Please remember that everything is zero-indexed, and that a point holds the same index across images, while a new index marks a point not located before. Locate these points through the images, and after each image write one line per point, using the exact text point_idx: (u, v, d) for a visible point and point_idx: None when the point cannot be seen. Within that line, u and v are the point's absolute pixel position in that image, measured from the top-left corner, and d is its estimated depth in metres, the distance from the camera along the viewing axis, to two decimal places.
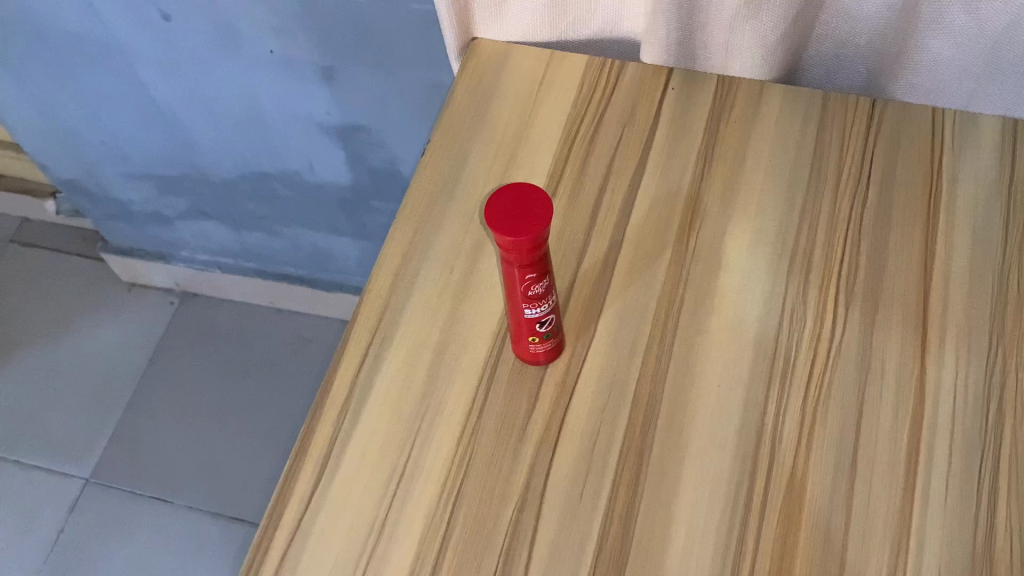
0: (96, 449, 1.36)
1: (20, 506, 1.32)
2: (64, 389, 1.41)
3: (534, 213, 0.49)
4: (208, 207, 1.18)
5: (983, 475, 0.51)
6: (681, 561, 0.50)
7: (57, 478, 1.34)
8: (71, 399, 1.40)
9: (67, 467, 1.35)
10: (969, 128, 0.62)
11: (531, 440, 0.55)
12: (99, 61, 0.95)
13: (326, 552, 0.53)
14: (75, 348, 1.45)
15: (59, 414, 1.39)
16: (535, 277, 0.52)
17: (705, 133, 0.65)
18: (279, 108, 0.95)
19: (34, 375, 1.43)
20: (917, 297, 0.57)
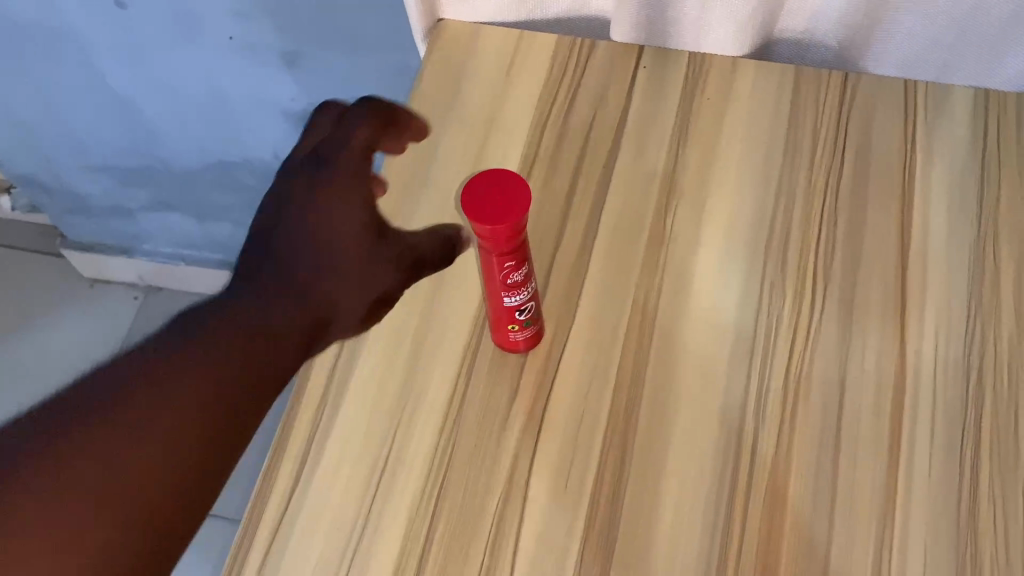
0: None
1: None
2: (30, 390, 1.38)
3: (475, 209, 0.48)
4: (171, 198, 1.15)
5: (966, 447, 0.51)
6: (670, 547, 0.50)
7: None
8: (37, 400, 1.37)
9: None
10: (941, 99, 0.62)
11: (514, 429, 0.55)
12: (52, 52, 0.92)
13: (309, 550, 0.52)
14: (39, 348, 1.42)
15: None
16: (514, 264, 0.51)
17: (678, 112, 0.64)
18: (241, 95, 0.93)
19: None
20: (896, 271, 0.57)
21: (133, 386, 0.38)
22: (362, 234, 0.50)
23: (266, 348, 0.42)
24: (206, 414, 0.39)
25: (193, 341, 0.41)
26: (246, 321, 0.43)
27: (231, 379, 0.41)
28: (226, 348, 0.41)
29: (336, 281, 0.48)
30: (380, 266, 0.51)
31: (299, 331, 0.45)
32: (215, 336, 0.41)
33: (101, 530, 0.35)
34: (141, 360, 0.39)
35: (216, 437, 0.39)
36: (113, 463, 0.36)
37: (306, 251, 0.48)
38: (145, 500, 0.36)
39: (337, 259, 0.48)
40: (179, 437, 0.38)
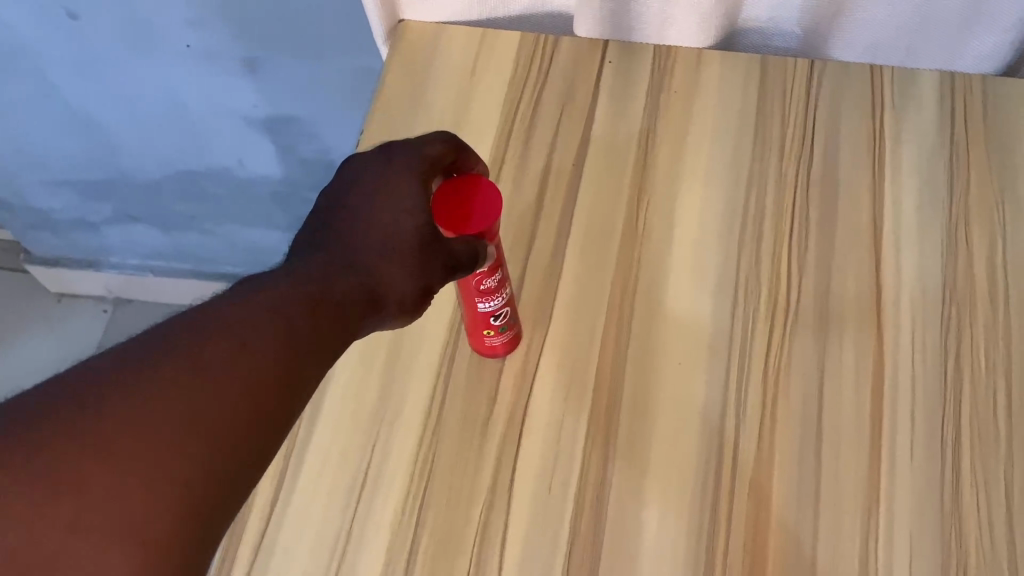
0: None
1: None
2: None
3: (444, 196, 0.47)
4: (135, 209, 1.13)
5: (947, 432, 0.51)
6: (656, 546, 0.50)
7: None
8: None
9: None
10: (908, 83, 0.62)
11: (495, 434, 0.54)
12: (5, 65, 0.89)
13: (293, 567, 0.51)
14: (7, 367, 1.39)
15: None
16: (485, 271, 0.50)
17: (646, 106, 0.64)
18: (202, 103, 0.91)
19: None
20: (870, 258, 0.57)
21: (180, 359, 0.34)
22: (414, 231, 0.45)
23: (323, 320, 0.40)
24: (251, 395, 0.35)
25: (247, 310, 0.37)
26: (306, 290, 0.40)
27: (276, 358, 0.37)
28: (281, 320, 0.38)
29: (390, 272, 0.44)
30: (425, 270, 0.45)
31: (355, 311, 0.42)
32: (267, 310, 0.38)
33: (138, 519, 0.31)
34: (189, 327, 0.36)
35: (264, 421, 0.35)
36: (150, 450, 0.32)
37: (365, 237, 0.44)
38: (187, 483, 0.32)
39: (393, 254, 0.45)
40: (222, 416, 0.34)
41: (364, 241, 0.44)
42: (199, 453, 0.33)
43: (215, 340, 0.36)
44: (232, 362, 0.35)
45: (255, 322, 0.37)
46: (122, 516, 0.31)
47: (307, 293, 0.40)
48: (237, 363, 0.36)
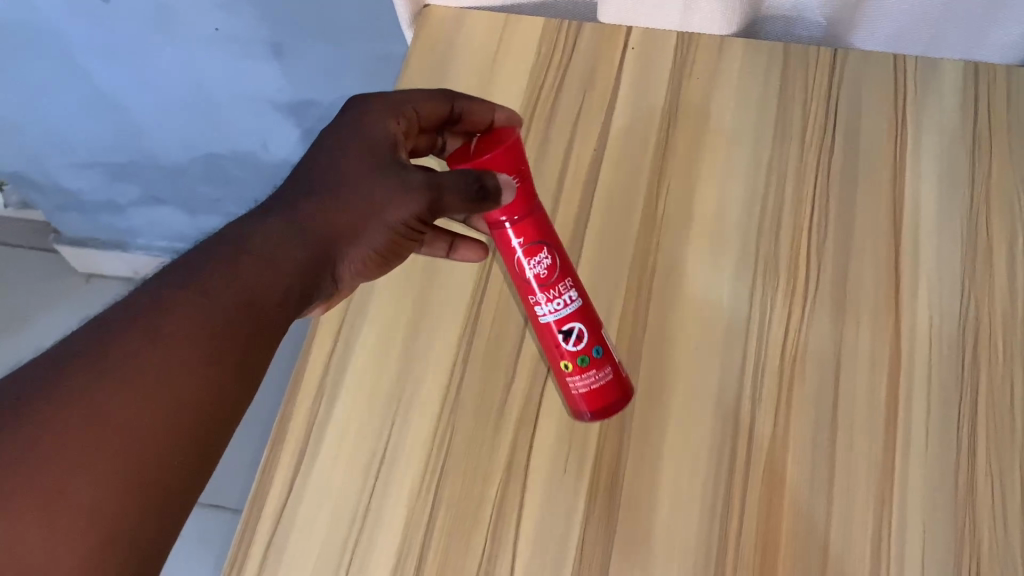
0: None
1: None
2: None
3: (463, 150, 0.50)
4: (161, 191, 1.15)
5: (963, 422, 0.51)
6: (668, 528, 0.50)
7: None
8: None
9: None
10: (931, 71, 0.62)
11: (511, 415, 0.55)
12: (36, 50, 0.90)
13: (311, 542, 0.53)
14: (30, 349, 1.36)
15: None
16: (524, 244, 0.50)
17: (668, 93, 0.64)
18: (228, 88, 0.92)
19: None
20: (889, 247, 0.57)
21: (142, 331, 0.39)
22: (385, 181, 0.48)
23: (271, 275, 0.44)
24: (211, 362, 0.40)
25: (203, 277, 0.42)
26: (259, 249, 0.44)
27: (234, 327, 0.42)
28: (233, 283, 0.42)
29: (358, 222, 0.47)
30: (387, 212, 0.48)
31: (314, 264, 0.46)
32: (222, 275, 0.42)
33: (110, 462, 0.36)
34: (151, 299, 0.41)
35: (223, 382, 0.40)
36: (121, 408, 0.37)
37: (336, 190, 0.48)
38: (149, 438, 0.37)
39: (357, 204, 0.47)
40: (183, 381, 0.39)
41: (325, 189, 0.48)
42: (163, 410, 0.38)
43: (177, 312, 0.40)
44: (191, 332, 0.40)
45: (213, 293, 0.42)
46: (93, 462, 0.35)
47: (258, 251, 0.44)
48: (198, 335, 0.40)
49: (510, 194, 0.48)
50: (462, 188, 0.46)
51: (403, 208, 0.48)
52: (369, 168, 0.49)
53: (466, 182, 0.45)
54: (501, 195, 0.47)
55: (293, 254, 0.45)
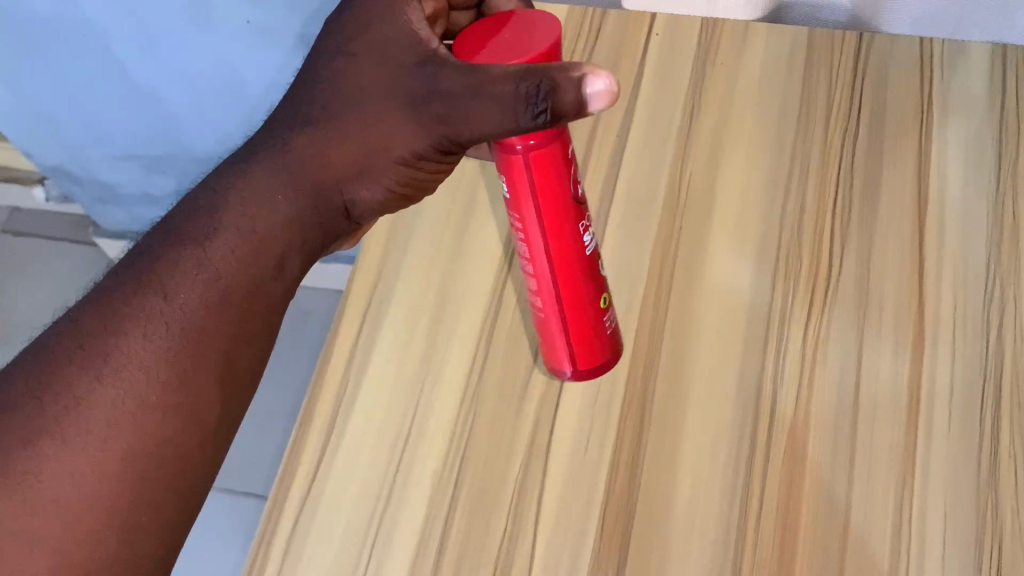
0: None
1: None
2: None
3: (478, 29, 0.43)
4: (197, 183, 1.14)
5: (986, 404, 0.51)
6: (688, 508, 0.51)
7: None
8: None
9: None
10: (956, 55, 0.61)
11: (533, 397, 0.56)
12: (74, 45, 0.91)
13: (337, 519, 0.54)
14: None
15: None
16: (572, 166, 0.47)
17: (692, 77, 0.64)
18: (259, 80, 0.93)
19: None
20: (913, 230, 0.56)
21: (83, 380, 0.42)
22: (386, 119, 0.46)
23: (256, 247, 0.47)
24: (163, 402, 0.43)
25: (171, 276, 0.45)
26: (239, 226, 0.47)
27: (189, 361, 0.44)
28: (198, 283, 0.45)
29: (362, 161, 0.48)
30: (395, 149, 0.47)
31: (316, 209, 0.50)
32: (192, 275, 0.45)
33: (60, 524, 0.39)
34: (98, 332, 0.43)
35: (179, 420, 0.43)
36: (70, 461, 0.40)
37: (329, 134, 0.48)
38: (98, 491, 0.40)
39: (363, 134, 0.47)
40: (129, 431, 0.41)
41: (323, 130, 0.48)
42: (113, 457, 0.41)
43: (124, 355, 0.43)
44: (136, 375, 0.43)
45: (163, 326, 0.44)
46: (44, 523, 0.39)
47: (238, 225, 0.47)
48: (145, 381, 0.43)
49: (603, 102, 0.38)
50: (511, 110, 0.39)
51: (412, 141, 0.46)
52: (376, 97, 0.46)
53: (513, 105, 0.39)
54: (585, 105, 0.38)
55: (288, 217, 0.49)
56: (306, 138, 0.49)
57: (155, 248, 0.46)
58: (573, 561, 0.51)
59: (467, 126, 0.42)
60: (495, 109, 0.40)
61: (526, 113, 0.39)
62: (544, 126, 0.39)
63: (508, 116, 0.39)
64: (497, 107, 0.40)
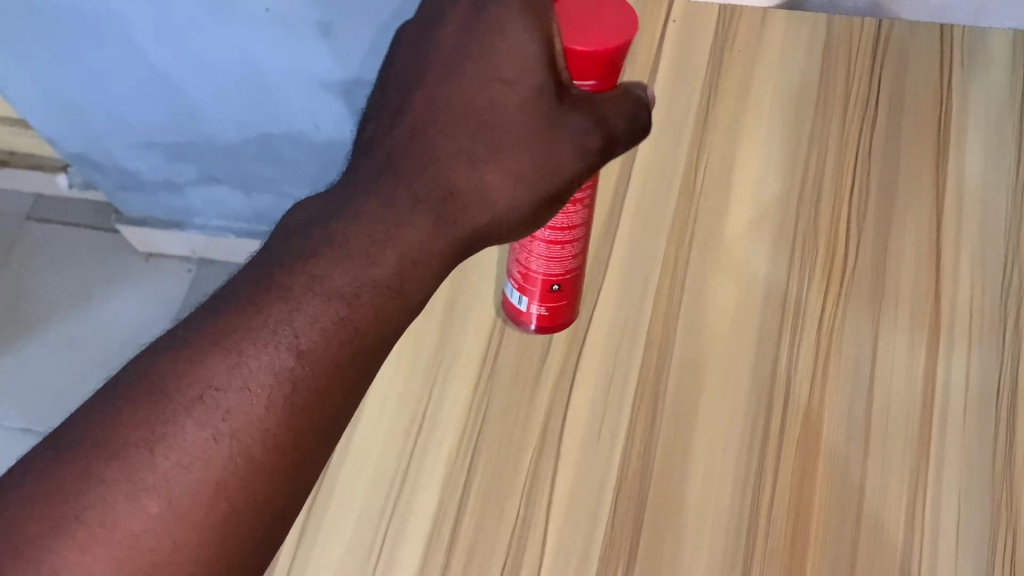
0: None
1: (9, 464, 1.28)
2: (64, 360, 1.35)
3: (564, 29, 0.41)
4: (217, 171, 1.16)
5: (1001, 394, 0.51)
6: (701, 496, 0.51)
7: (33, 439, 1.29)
8: (69, 369, 1.34)
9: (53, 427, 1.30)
10: (978, 45, 0.61)
11: (547, 382, 0.56)
12: (98, 35, 0.89)
13: (353, 501, 0.54)
14: (82, 323, 1.38)
15: (56, 381, 1.33)
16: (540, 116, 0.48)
17: (710, 64, 0.64)
18: (281, 69, 0.91)
19: (14, 340, 1.36)
20: (931, 219, 0.56)
21: (186, 396, 0.35)
22: (512, 86, 0.42)
23: (368, 271, 0.39)
24: (277, 429, 0.36)
25: (298, 286, 0.38)
26: (360, 240, 0.39)
27: (318, 393, 0.37)
28: (311, 303, 0.38)
29: (501, 149, 0.42)
30: (540, 140, 0.42)
31: (455, 226, 0.42)
32: (310, 289, 0.38)
33: (125, 562, 0.32)
34: (210, 339, 0.36)
35: (285, 473, 0.36)
36: (165, 490, 0.34)
37: (450, 115, 0.43)
38: (179, 534, 0.33)
39: (483, 112, 0.42)
40: (239, 455, 0.35)
41: (437, 113, 0.43)
42: (211, 496, 0.34)
43: (238, 381, 0.36)
44: (249, 405, 0.36)
45: (282, 349, 0.37)
46: (129, 540, 0.33)
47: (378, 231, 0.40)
48: (262, 398, 0.36)
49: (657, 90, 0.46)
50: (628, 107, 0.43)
51: (547, 120, 0.42)
52: (492, 53, 0.42)
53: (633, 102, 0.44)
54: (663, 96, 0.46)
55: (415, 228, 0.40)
56: (446, 130, 0.43)
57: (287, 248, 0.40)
58: (585, 546, 0.51)
59: (603, 122, 0.43)
60: (612, 108, 0.43)
61: (639, 118, 0.44)
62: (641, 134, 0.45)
63: (625, 120, 0.43)
64: (622, 109, 0.43)
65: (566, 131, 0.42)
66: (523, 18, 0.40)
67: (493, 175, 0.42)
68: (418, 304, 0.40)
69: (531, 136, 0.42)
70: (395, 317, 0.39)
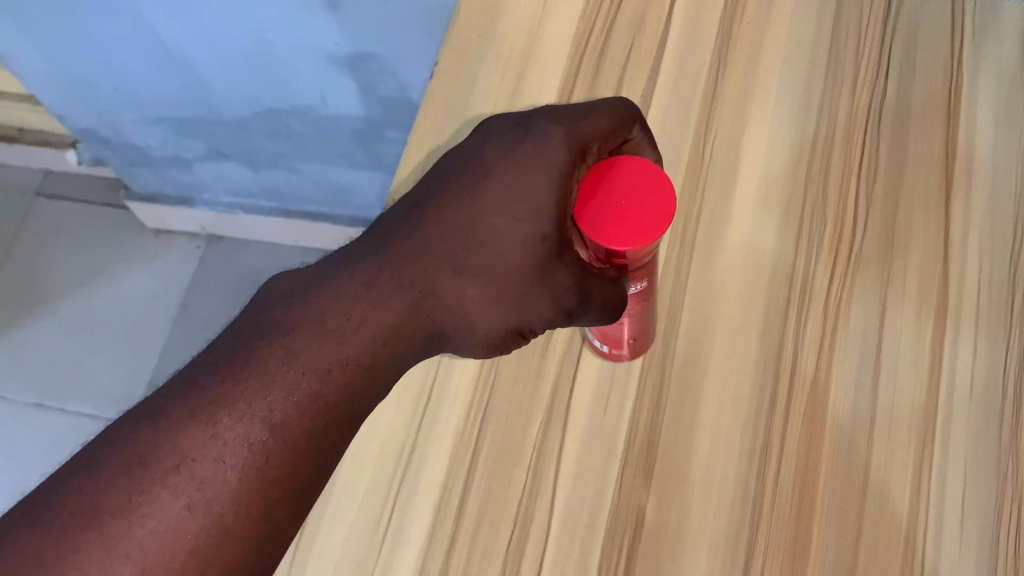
0: (100, 390, 1.31)
1: (19, 437, 1.28)
2: (75, 339, 1.35)
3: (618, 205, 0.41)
4: (225, 147, 1.16)
5: (1009, 366, 0.51)
6: (707, 469, 0.51)
7: (43, 414, 1.30)
8: (80, 348, 1.35)
9: (63, 402, 1.31)
10: (989, 15, 0.60)
11: (554, 355, 0.56)
12: (104, 11, 0.89)
13: (362, 473, 0.55)
14: (94, 302, 1.38)
15: (67, 358, 1.34)
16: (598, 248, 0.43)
17: (718, 38, 0.63)
18: (287, 45, 0.91)
19: (28, 318, 1.37)
20: (939, 193, 0.56)
21: (164, 465, 0.40)
22: (521, 223, 0.45)
23: (344, 349, 0.44)
24: (249, 495, 0.40)
25: (275, 366, 0.43)
26: (339, 318, 0.45)
27: (288, 468, 0.41)
28: (285, 377, 0.42)
29: (494, 269, 0.46)
30: (519, 269, 0.46)
31: (422, 319, 0.46)
32: (283, 371, 0.43)
33: None
34: (186, 412, 0.41)
35: (249, 538, 0.40)
36: (140, 553, 0.38)
37: (453, 223, 0.46)
38: None
39: (486, 232, 0.46)
40: (212, 517, 0.39)
41: (444, 215, 0.47)
42: (183, 558, 0.38)
43: (213, 453, 0.40)
44: (222, 475, 0.40)
45: (256, 422, 0.41)
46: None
47: (355, 314, 0.45)
48: (234, 467, 0.40)
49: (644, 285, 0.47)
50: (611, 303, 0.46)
51: (539, 266, 0.45)
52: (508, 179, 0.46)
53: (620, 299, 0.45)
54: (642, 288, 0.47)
55: (386, 307, 0.45)
56: (432, 220, 0.47)
57: (264, 320, 0.45)
58: (591, 518, 0.51)
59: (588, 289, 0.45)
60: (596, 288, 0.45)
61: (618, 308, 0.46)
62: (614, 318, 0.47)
63: (602, 304, 0.45)
64: (605, 295, 0.45)
65: (551, 284, 0.45)
66: (564, 149, 0.45)
67: (472, 289, 0.46)
68: (386, 383, 0.45)
69: (515, 276, 0.46)
70: (365, 392, 0.44)
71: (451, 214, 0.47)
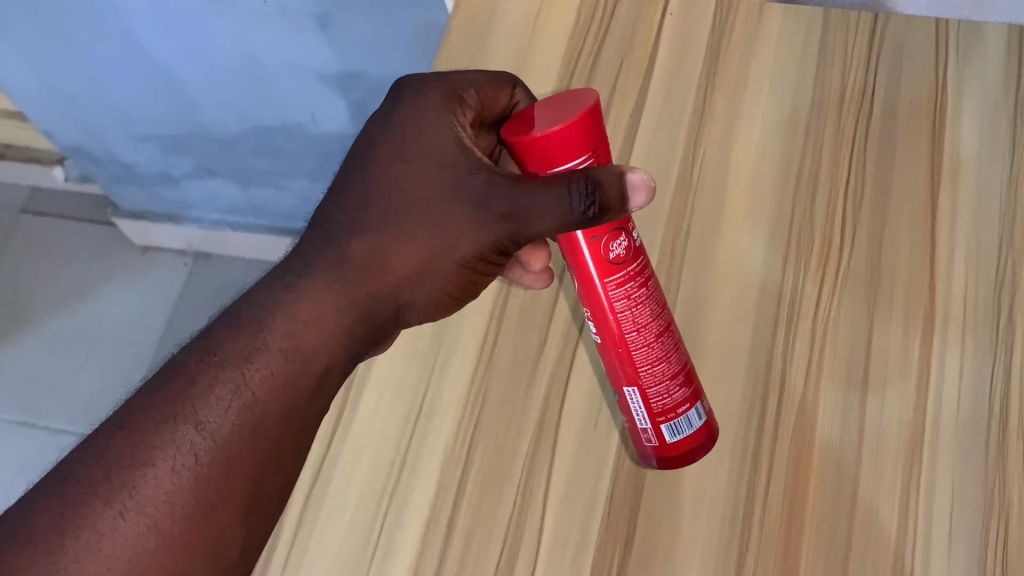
0: (85, 407, 1.30)
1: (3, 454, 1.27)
2: (60, 356, 1.34)
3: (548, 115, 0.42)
4: (214, 164, 1.16)
5: (996, 382, 0.51)
6: (698, 486, 0.52)
7: (27, 431, 1.29)
8: (65, 364, 1.34)
9: (47, 418, 1.30)
10: (974, 37, 0.61)
11: (544, 372, 0.57)
12: (94, 28, 0.90)
13: (351, 490, 0.55)
14: (80, 319, 1.37)
15: (52, 376, 1.33)
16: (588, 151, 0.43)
17: (706, 58, 0.64)
18: (277, 62, 0.91)
19: (13, 335, 1.37)
20: (925, 211, 0.57)
21: (96, 478, 0.42)
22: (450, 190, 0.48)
23: (264, 342, 0.48)
24: (188, 495, 0.43)
25: (201, 369, 0.46)
26: (259, 317, 0.48)
27: (224, 461, 0.45)
28: (209, 378, 0.46)
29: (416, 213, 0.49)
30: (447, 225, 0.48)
31: (352, 289, 0.50)
32: (208, 372, 0.46)
33: None
34: (118, 428, 0.44)
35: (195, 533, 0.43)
36: (77, 567, 0.40)
37: (369, 200, 0.50)
38: None
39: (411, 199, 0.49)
40: (154, 523, 0.42)
41: (362, 195, 0.50)
42: (122, 564, 0.41)
43: (143, 460, 0.43)
44: (158, 480, 0.43)
45: (188, 423, 0.45)
46: None
47: (272, 312, 0.49)
48: (170, 472, 0.43)
49: (641, 196, 0.42)
50: (562, 205, 0.42)
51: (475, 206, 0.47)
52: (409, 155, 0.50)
53: (567, 199, 0.41)
54: (628, 200, 0.42)
55: (308, 300, 0.49)
56: (359, 204, 0.50)
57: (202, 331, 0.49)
58: (581, 536, 0.51)
59: (527, 211, 0.44)
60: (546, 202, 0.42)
61: (581, 207, 0.41)
62: (591, 219, 0.41)
63: (557, 212, 0.42)
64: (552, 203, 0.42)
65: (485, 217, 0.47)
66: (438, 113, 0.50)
67: (400, 249, 0.50)
68: (320, 370, 0.49)
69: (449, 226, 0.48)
70: (296, 376, 0.48)
71: (370, 193, 0.50)
